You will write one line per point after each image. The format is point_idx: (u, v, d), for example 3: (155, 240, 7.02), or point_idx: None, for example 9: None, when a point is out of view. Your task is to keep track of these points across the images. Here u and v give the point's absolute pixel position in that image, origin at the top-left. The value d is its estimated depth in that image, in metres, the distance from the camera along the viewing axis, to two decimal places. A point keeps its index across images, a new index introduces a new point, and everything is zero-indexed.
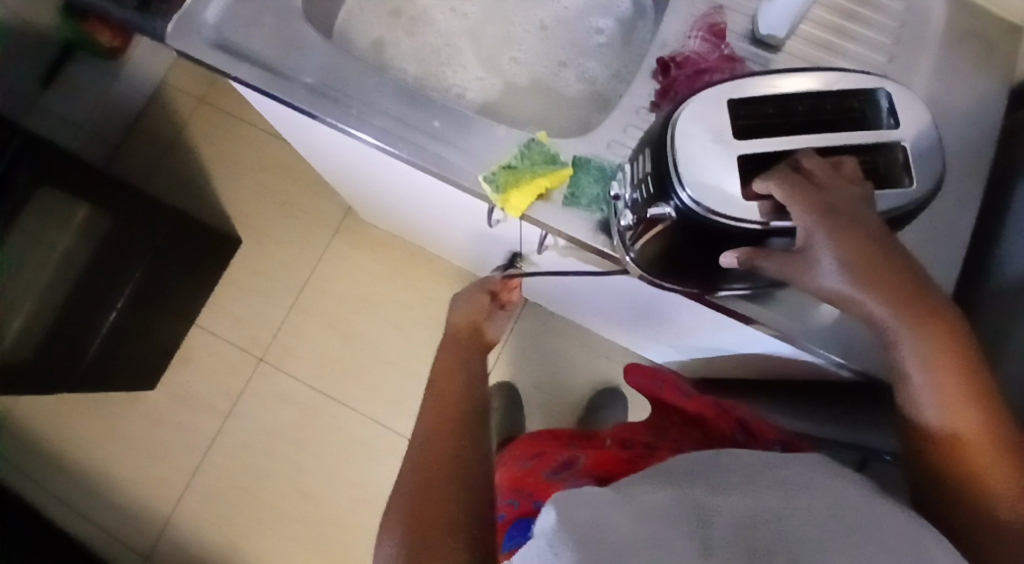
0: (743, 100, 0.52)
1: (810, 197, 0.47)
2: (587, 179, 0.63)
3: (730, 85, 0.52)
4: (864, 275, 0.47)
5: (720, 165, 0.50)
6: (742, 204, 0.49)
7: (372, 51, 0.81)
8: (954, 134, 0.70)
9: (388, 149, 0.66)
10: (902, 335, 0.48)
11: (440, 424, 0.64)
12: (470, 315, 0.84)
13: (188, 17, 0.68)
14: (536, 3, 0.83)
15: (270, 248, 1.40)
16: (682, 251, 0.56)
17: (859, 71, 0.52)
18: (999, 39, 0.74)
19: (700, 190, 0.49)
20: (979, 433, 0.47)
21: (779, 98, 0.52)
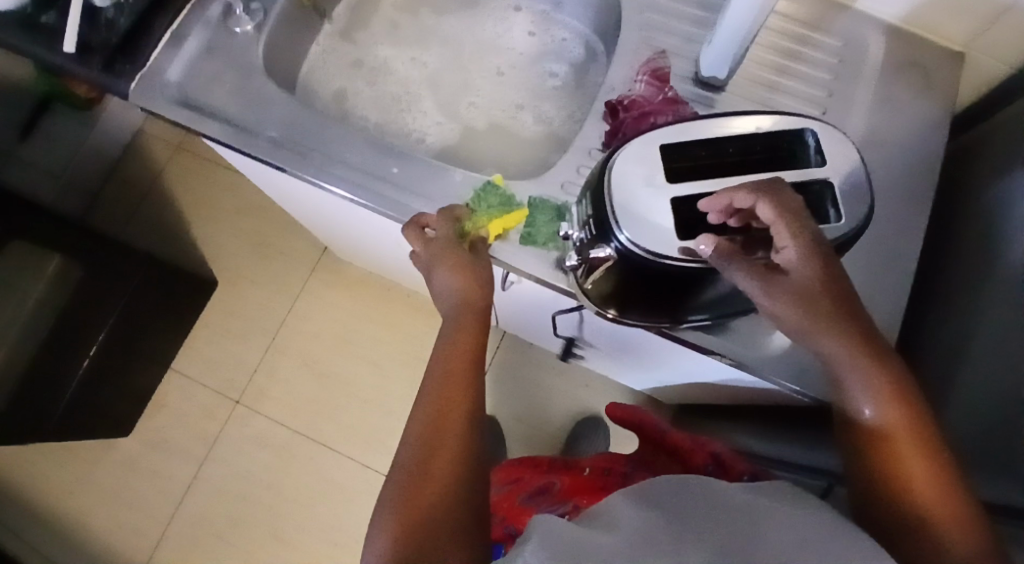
0: (675, 144, 0.54)
1: (791, 221, 0.50)
2: (547, 220, 0.65)
3: (663, 131, 0.54)
4: (815, 300, 0.52)
5: (655, 208, 0.52)
6: (673, 243, 0.52)
7: (335, 102, 0.83)
8: (892, 163, 0.74)
9: (350, 197, 0.68)
10: (848, 363, 0.53)
11: (449, 378, 0.59)
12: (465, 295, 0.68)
13: (154, 75, 0.70)
14: (491, 52, 0.86)
15: (244, 292, 1.40)
16: (633, 287, 0.58)
17: (784, 114, 0.55)
18: (930, 72, 0.78)
19: (636, 232, 0.52)
20: (915, 450, 0.51)
21: (710, 142, 0.54)
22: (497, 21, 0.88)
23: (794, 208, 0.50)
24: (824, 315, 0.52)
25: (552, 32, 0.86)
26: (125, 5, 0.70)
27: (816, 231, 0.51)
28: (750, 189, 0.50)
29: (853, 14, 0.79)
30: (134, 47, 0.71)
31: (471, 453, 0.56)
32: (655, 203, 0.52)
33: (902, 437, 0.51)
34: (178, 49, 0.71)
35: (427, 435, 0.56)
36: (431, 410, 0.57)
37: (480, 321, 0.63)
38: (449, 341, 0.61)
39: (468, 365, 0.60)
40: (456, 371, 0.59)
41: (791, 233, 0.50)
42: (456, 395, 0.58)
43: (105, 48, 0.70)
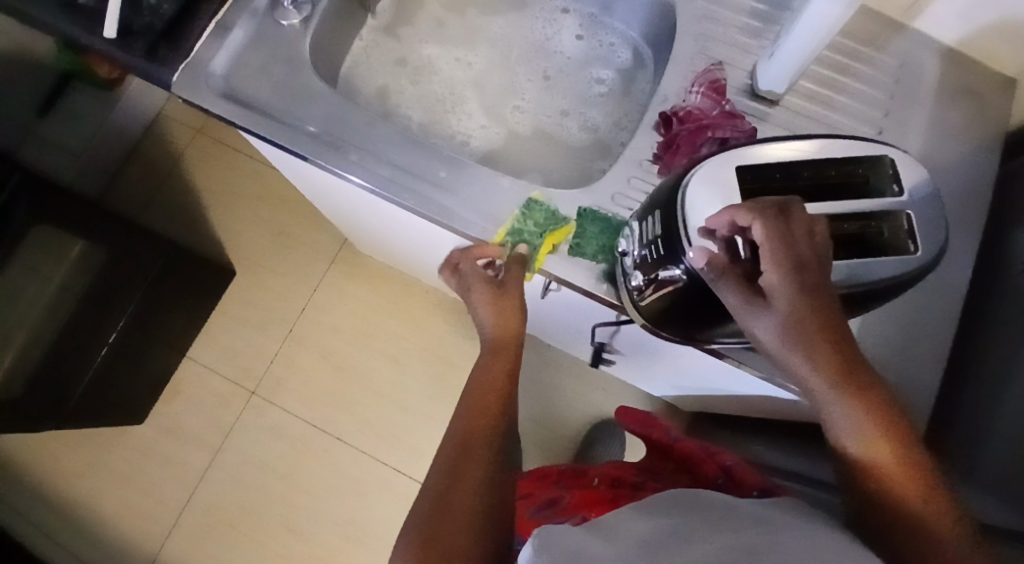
0: (749, 166, 0.53)
1: (780, 243, 0.47)
2: (596, 232, 0.64)
3: (737, 152, 0.53)
4: (802, 330, 0.48)
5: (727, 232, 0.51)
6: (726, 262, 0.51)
7: (378, 99, 0.82)
8: (945, 188, 0.72)
9: (392, 198, 0.67)
10: (830, 400, 0.49)
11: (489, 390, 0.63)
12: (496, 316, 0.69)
13: (198, 65, 0.69)
14: (539, 56, 0.85)
15: (265, 281, 1.39)
16: (693, 308, 0.56)
17: (861, 140, 0.54)
18: (989, 96, 0.76)
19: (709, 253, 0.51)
20: (903, 492, 0.47)
21: (785, 163, 0.53)
22: (544, 23, 0.86)
23: (786, 229, 0.48)
24: (812, 351, 0.48)
25: (600, 38, 0.85)
26: None
27: (809, 252, 0.48)
28: (750, 206, 0.48)
29: (912, 33, 0.77)
30: (177, 35, 0.69)
31: (506, 452, 0.59)
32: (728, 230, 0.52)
33: (889, 470, 0.48)
34: (223, 39, 0.70)
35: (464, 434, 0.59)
36: (466, 418, 0.61)
37: (515, 351, 0.68)
38: (488, 367, 0.66)
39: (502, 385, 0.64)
40: (490, 389, 0.63)
41: (780, 256, 0.47)
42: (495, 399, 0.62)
43: (149, 35, 0.68)
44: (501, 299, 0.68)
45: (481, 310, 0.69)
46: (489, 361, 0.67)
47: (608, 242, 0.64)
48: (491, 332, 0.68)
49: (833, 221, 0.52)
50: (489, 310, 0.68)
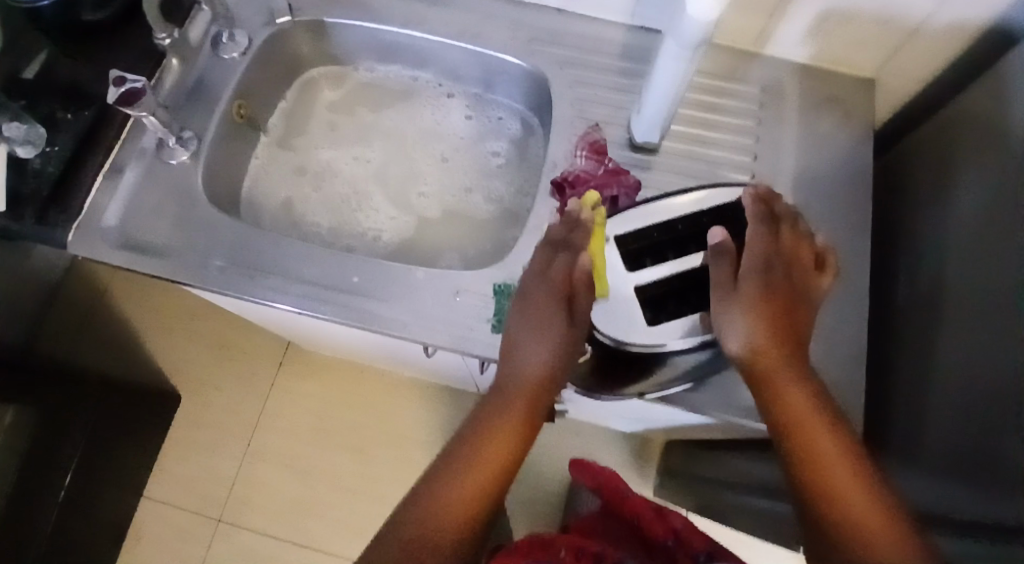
0: (630, 234, 0.63)
1: (760, 241, 0.58)
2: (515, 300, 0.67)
3: (616, 223, 0.64)
4: (767, 316, 0.55)
5: (627, 303, 0.62)
6: (650, 330, 0.61)
7: (283, 212, 0.83)
8: (831, 195, 0.76)
9: (311, 313, 0.67)
10: (779, 396, 0.55)
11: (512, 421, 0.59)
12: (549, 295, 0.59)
13: (92, 217, 0.69)
14: (433, 140, 0.87)
15: (209, 403, 1.36)
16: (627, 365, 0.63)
17: (724, 187, 0.64)
18: (853, 99, 0.81)
19: (620, 328, 0.61)
20: (862, 501, 0.50)
21: (660, 224, 0.63)
22: (433, 109, 0.89)
23: (769, 230, 0.58)
24: (772, 339, 0.55)
25: (488, 115, 0.87)
26: (53, 153, 0.71)
27: (787, 255, 0.58)
28: (783, 209, 0.60)
29: (769, 60, 0.82)
30: (64, 193, 0.70)
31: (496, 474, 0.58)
32: (622, 294, 0.61)
33: (841, 480, 0.51)
34: (116, 188, 0.71)
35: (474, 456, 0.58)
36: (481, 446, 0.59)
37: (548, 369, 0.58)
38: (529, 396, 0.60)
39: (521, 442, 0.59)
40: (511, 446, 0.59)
41: (757, 249, 0.57)
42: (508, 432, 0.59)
43: (36, 199, 0.69)
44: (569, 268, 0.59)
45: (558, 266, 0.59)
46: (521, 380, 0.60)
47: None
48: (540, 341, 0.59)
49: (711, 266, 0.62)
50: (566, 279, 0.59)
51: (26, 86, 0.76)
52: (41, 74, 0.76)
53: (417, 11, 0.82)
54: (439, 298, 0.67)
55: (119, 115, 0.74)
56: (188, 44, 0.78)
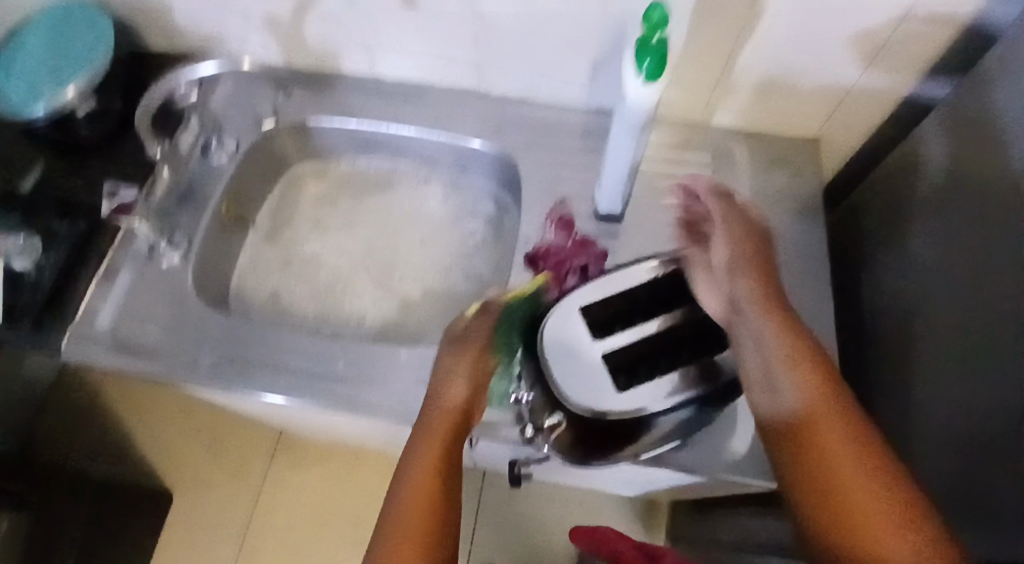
0: (596, 303, 0.64)
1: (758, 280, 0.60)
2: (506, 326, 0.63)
3: (582, 292, 0.65)
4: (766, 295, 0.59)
5: (595, 372, 0.61)
6: (620, 397, 0.61)
7: (271, 304, 0.86)
8: (793, 250, 0.80)
9: (300, 401, 0.69)
10: (795, 371, 0.56)
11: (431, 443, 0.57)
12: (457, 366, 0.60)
13: (86, 325, 0.72)
14: (411, 225, 0.91)
15: (203, 499, 1.34)
16: (605, 434, 0.62)
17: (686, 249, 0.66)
18: (803, 157, 0.86)
19: (589, 398, 0.60)
20: (876, 485, 0.50)
21: (625, 291, 0.65)
22: (410, 194, 0.93)
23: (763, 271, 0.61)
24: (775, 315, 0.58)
25: (462, 197, 0.92)
26: (48, 264, 0.73)
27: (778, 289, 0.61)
28: (729, 215, 0.65)
29: (720, 128, 0.87)
30: (61, 304, 0.72)
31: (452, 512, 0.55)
32: (592, 362, 0.62)
33: (853, 461, 0.52)
34: (110, 294, 0.74)
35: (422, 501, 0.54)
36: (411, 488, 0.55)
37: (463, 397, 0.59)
38: (421, 467, 0.55)
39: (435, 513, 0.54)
40: (420, 514, 0.53)
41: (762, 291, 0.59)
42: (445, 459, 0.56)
43: (33, 310, 0.71)
44: (474, 335, 0.61)
45: (444, 354, 0.61)
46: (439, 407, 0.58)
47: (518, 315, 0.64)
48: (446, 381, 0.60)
49: (675, 327, 0.63)
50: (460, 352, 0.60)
51: (23, 201, 0.77)
52: (35, 187, 0.78)
53: (392, 105, 0.88)
54: (423, 377, 0.70)
55: (112, 224, 0.77)
56: (176, 155, 0.83)
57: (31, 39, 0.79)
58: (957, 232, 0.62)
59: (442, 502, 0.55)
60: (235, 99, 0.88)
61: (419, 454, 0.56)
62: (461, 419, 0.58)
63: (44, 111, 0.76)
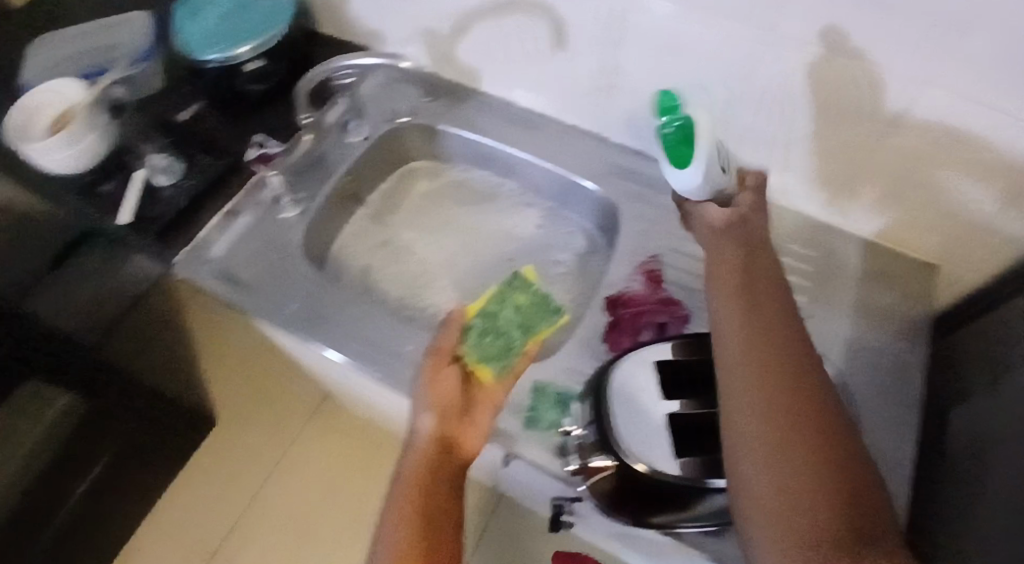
0: (669, 362, 0.65)
1: (754, 326, 0.55)
2: (501, 348, 0.68)
3: (654, 346, 0.66)
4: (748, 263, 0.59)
5: (652, 430, 0.61)
6: (672, 462, 0.60)
7: (360, 276, 0.90)
8: (874, 369, 0.78)
9: (361, 370, 0.73)
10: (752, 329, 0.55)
11: (416, 460, 0.61)
12: (441, 392, 0.65)
13: (200, 250, 0.78)
14: (506, 240, 0.94)
15: (239, 436, 1.39)
16: (645, 494, 0.61)
17: None
18: (915, 279, 0.83)
19: (640, 452, 0.60)
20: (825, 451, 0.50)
21: (701, 359, 0.65)
22: (512, 213, 0.96)
23: (756, 309, 0.56)
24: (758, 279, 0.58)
25: (561, 227, 0.94)
26: (184, 188, 0.80)
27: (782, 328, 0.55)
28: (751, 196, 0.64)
29: (830, 230, 0.86)
30: (186, 227, 0.79)
31: (446, 517, 0.60)
32: (653, 418, 0.62)
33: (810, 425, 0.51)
34: (229, 228, 0.80)
35: (411, 512, 0.59)
36: (399, 503, 0.60)
37: (451, 414, 0.64)
38: (400, 502, 0.60)
39: (422, 554, 0.57)
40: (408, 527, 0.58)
41: (749, 348, 0.54)
42: (430, 472, 0.61)
43: (159, 224, 0.77)
44: (441, 373, 0.66)
45: (416, 391, 0.66)
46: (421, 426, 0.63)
47: (506, 329, 0.69)
48: (432, 402, 0.64)
49: None
50: (425, 389, 0.65)
51: (176, 128, 0.84)
52: (192, 120, 0.85)
53: (514, 132, 0.91)
54: None
55: (247, 169, 0.84)
56: (321, 126, 0.89)
57: (207, 11, 0.85)
58: None
59: (427, 520, 0.59)
60: (382, 90, 0.94)
61: (399, 491, 0.61)
62: (437, 452, 0.62)
63: (216, 61, 0.82)
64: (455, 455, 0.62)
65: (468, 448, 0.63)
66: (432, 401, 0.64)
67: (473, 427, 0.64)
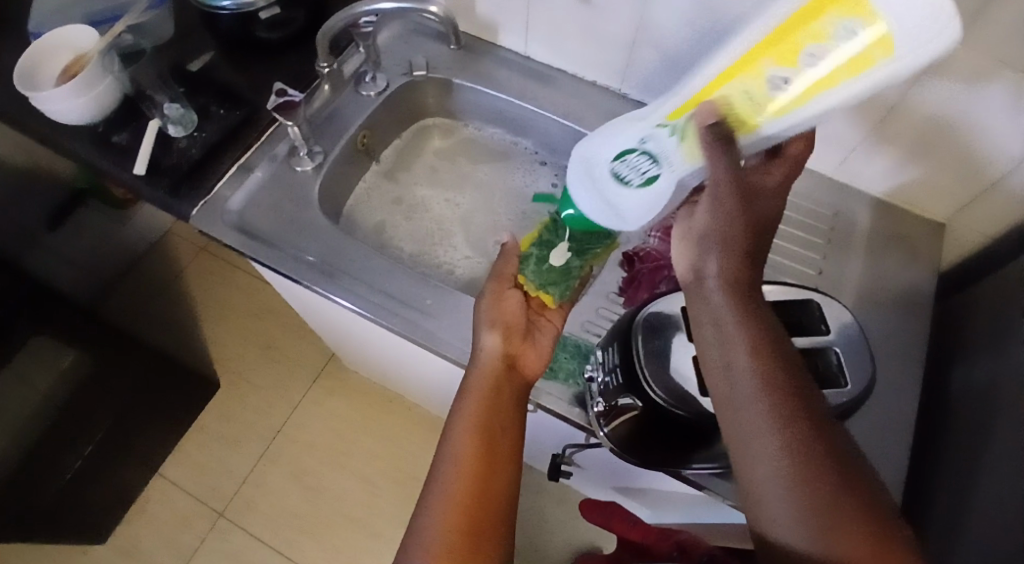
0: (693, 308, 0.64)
1: (748, 396, 0.50)
2: (560, 273, 0.68)
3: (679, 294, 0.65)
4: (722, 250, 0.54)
5: (679, 373, 0.60)
6: (699, 404, 0.59)
7: (374, 232, 0.90)
8: (885, 325, 0.79)
9: (380, 324, 0.73)
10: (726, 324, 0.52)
11: (487, 365, 0.62)
12: (506, 313, 0.67)
13: (218, 201, 0.77)
14: (519, 198, 0.94)
15: (246, 395, 1.39)
16: (669, 438, 0.61)
17: (789, 286, 0.68)
18: (925, 239, 0.83)
19: (669, 392, 0.59)
20: (812, 431, 0.48)
21: None
22: (524, 170, 0.96)
23: (744, 377, 0.50)
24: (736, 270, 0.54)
25: None
26: (199, 139, 0.79)
27: (778, 384, 0.50)
28: (724, 165, 0.54)
29: (845, 189, 0.86)
30: (201, 176, 0.77)
31: (519, 419, 0.60)
32: (680, 363, 0.61)
33: (796, 411, 0.49)
34: (245, 180, 0.79)
35: (484, 410, 0.59)
36: (471, 402, 0.59)
37: (518, 332, 0.66)
38: (473, 401, 0.59)
39: (499, 446, 0.56)
40: (482, 422, 0.58)
41: (753, 426, 0.49)
42: (501, 379, 0.62)
43: (175, 173, 0.77)
44: (505, 294, 0.68)
45: (478, 312, 0.67)
46: (491, 337, 0.64)
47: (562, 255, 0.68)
48: (498, 318, 0.66)
49: None
50: (488, 311, 0.67)
51: (190, 79, 0.83)
52: (202, 70, 0.85)
53: (530, 88, 0.91)
54: None
55: (265, 118, 0.82)
56: (340, 76, 0.87)
57: None
58: None
59: (500, 417, 0.59)
60: (397, 43, 0.93)
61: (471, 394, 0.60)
62: (504, 367, 0.63)
63: (229, 7, 0.80)
64: (518, 373, 0.64)
65: (530, 368, 0.65)
66: (497, 317, 0.66)
67: (534, 349, 0.66)
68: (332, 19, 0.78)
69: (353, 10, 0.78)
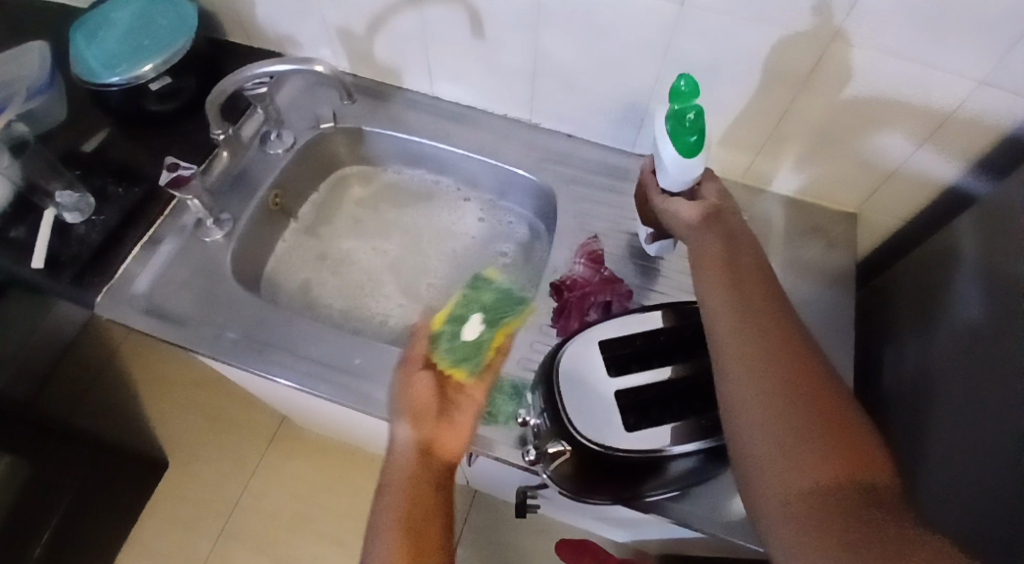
0: (615, 338, 0.64)
1: (771, 377, 0.53)
2: (472, 347, 0.68)
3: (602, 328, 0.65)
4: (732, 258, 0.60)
5: (604, 408, 0.61)
6: (628, 436, 0.60)
7: (300, 293, 0.88)
8: (816, 318, 0.80)
9: (311, 390, 0.71)
10: (745, 311, 0.57)
11: (405, 462, 0.61)
12: (420, 395, 0.64)
13: (125, 285, 0.75)
14: (445, 237, 0.93)
15: (196, 473, 1.33)
16: (610, 476, 0.61)
17: None
18: (842, 228, 0.85)
19: (596, 427, 0.60)
20: (829, 409, 0.52)
21: (646, 332, 0.65)
22: (448, 209, 0.95)
23: (767, 364, 0.54)
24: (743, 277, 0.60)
25: (500, 218, 0.94)
26: (98, 223, 0.76)
27: (795, 369, 0.54)
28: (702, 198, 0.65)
29: (760, 190, 0.88)
30: (104, 261, 0.75)
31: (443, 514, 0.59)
32: (605, 398, 0.61)
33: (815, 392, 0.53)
34: (151, 259, 0.77)
35: (404, 514, 0.58)
36: (392, 506, 0.58)
37: (433, 415, 0.63)
38: (394, 505, 0.59)
39: (421, 551, 0.56)
40: (404, 528, 0.57)
41: (778, 407, 0.52)
42: (420, 472, 0.60)
43: (76, 263, 0.74)
44: (415, 379, 0.65)
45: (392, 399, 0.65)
46: (405, 431, 0.62)
47: (476, 328, 0.70)
48: (410, 405, 0.64)
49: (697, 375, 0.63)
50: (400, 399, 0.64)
51: (85, 162, 0.81)
52: (97, 151, 0.82)
53: (442, 126, 0.91)
54: None
55: (165, 194, 0.80)
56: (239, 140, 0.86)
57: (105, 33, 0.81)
58: (984, 308, 0.60)
59: (422, 518, 0.58)
60: (301, 99, 0.92)
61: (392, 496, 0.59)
62: (422, 459, 0.61)
63: (118, 83, 0.78)
64: (439, 460, 0.62)
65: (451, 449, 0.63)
66: (412, 404, 0.64)
67: (453, 428, 0.63)
68: (224, 79, 0.76)
69: (241, 74, 0.76)
